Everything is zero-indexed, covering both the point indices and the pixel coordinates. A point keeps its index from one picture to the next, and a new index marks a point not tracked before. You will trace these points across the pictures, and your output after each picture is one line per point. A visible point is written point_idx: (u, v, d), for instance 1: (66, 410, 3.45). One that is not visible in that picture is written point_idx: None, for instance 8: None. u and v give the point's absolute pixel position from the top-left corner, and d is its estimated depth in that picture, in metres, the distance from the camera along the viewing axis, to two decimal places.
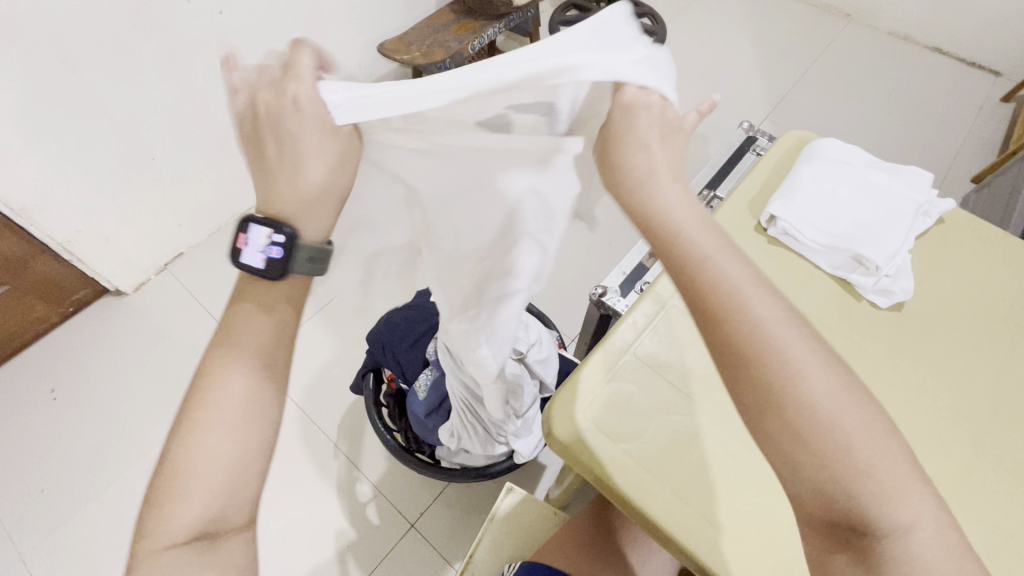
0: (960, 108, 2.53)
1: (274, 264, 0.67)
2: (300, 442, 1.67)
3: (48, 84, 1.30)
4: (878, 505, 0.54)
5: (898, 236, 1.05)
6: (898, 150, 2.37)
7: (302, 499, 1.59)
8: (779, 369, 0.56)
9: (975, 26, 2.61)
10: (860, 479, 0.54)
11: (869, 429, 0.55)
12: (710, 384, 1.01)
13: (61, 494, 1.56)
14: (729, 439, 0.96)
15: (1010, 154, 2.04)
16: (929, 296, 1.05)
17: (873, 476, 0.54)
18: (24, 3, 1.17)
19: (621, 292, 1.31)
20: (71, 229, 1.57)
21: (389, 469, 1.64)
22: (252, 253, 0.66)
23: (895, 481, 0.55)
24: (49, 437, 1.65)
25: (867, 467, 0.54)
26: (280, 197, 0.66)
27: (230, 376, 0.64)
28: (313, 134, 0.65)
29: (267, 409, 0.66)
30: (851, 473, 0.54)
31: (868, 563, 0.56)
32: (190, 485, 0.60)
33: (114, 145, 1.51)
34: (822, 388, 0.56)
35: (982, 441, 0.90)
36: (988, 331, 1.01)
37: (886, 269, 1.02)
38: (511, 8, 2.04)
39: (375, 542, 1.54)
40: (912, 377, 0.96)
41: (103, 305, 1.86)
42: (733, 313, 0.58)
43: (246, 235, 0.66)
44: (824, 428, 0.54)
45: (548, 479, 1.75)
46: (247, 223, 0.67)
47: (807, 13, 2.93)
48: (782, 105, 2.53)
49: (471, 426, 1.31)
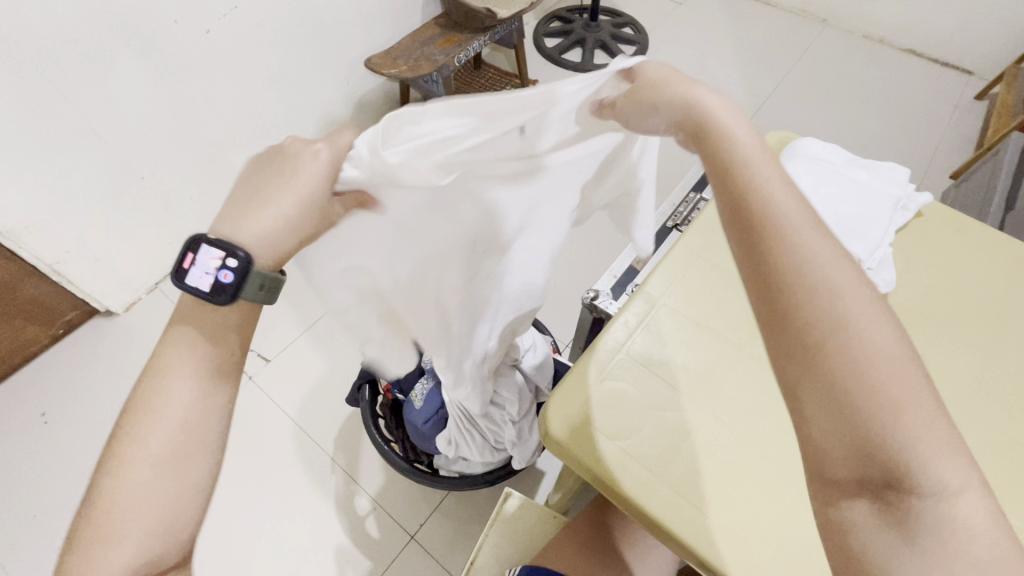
0: (934, 108, 2.42)
1: (222, 293, 0.52)
2: (296, 456, 1.58)
3: (35, 103, 1.20)
4: (919, 465, 0.44)
5: (883, 231, 0.94)
6: (917, 152, 2.26)
7: (300, 514, 1.49)
8: (830, 307, 0.46)
9: (947, 26, 2.49)
10: (908, 440, 0.44)
11: (910, 393, 0.44)
12: (707, 377, 0.85)
13: (54, 519, 1.47)
14: (729, 430, 0.80)
15: (988, 149, 1.98)
16: (921, 285, 0.96)
17: (931, 449, 0.44)
18: (9, 17, 1.08)
19: (614, 295, 1.18)
20: (61, 251, 1.47)
21: (388, 480, 1.55)
22: (199, 275, 0.52)
23: (954, 458, 0.44)
24: (33, 476, 1.53)
25: (925, 437, 0.43)
26: (256, 224, 0.54)
27: (172, 392, 0.52)
28: (300, 181, 0.54)
29: (213, 432, 0.53)
30: (892, 433, 0.44)
31: (898, 526, 0.44)
32: (121, 522, 0.48)
33: (104, 163, 1.40)
34: (882, 339, 0.45)
35: (989, 427, 0.81)
36: (994, 318, 0.91)
37: (868, 262, 0.91)
38: (495, 21, 1.96)
39: (377, 554, 1.46)
40: (941, 365, 0.87)
41: (93, 326, 1.76)
42: (785, 244, 0.48)
43: (195, 255, 0.52)
44: (878, 386, 0.44)
45: (549, 485, 1.48)
46: (198, 241, 0.53)
47: (782, 18, 2.80)
48: (766, 108, 2.40)
49: (470, 436, 1.16)
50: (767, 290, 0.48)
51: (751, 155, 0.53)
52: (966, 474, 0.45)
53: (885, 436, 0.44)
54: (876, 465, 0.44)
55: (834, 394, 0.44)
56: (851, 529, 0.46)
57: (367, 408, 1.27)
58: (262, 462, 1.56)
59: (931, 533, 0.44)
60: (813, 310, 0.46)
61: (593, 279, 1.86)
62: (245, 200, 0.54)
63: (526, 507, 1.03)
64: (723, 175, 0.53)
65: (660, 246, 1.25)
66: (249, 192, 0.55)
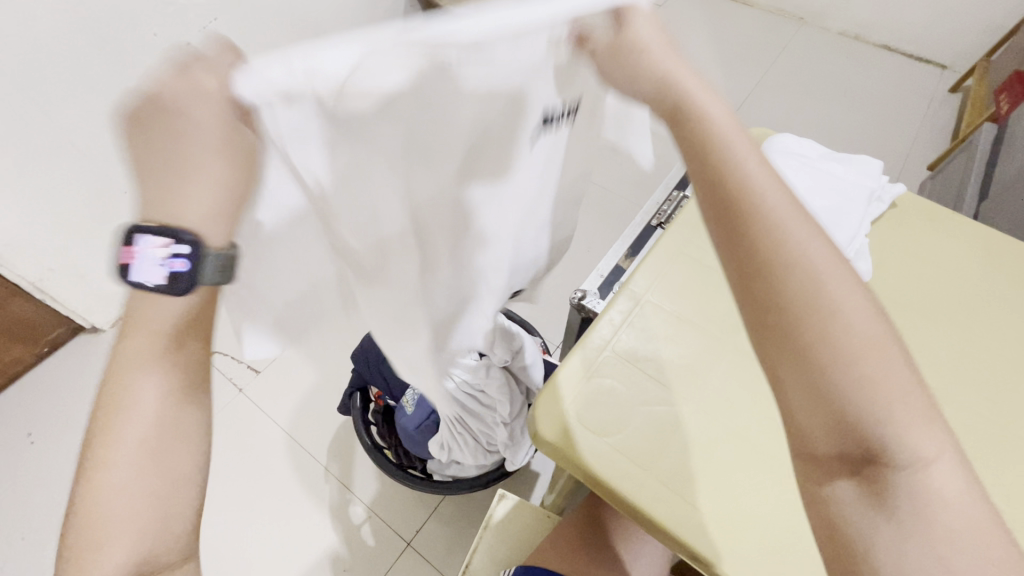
0: (910, 102, 2.47)
1: (180, 283, 0.45)
2: (289, 467, 1.57)
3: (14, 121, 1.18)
4: (897, 439, 0.45)
5: (858, 222, 0.96)
6: (896, 146, 2.30)
7: (295, 525, 1.48)
8: (811, 288, 0.46)
9: (920, 21, 2.54)
10: (884, 415, 0.45)
11: (889, 367, 0.46)
12: (693, 367, 0.87)
13: (43, 540, 1.45)
14: (719, 419, 0.82)
15: (963, 140, 2.03)
16: (905, 274, 0.98)
17: (903, 418, 0.45)
18: None
19: (602, 294, 1.18)
20: (44, 268, 1.45)
21: (382, 488, 1.55)
22: (147, 271, 0.45)
23: (928, 426, 0.46)
24: (21, 497, 1.50)
25: (897, 405, 0.46)
26: (183, 201, 0.44)
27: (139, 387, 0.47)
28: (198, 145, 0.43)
29: (190, 433, 0.50)
30: (874, 408, 0.45)
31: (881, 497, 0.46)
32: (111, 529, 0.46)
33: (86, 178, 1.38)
34: (858, 316, 0.46)
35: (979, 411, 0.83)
36: (970, 302, 0.94)
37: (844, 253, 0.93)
38: None
39: (373, 562, 1.45)
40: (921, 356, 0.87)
41: (79, 343, 1.74)
42: (762, 228, 0.47)
43: (134, 247, 0.44)
44: (854, 366, 0.45)
45: (544, 486, 1.49)
46: (135, 231, 0.44)
47: (760, 17, 2.84)
48: (748, 107, 2.43)
49: (461, 438, 1.16)
50: (751, 276, 0.47)
51: (729, 134, 0.50)
52: (945, 444, 0.47)
53: (867, 409, 0.45)
54: (856, 440, 0.46)
55: (818, 373, 0.45)
56: (836, 501, 0.48)
57: (359, 414, 1.30)
58: (255, 474, 1.55)
59: (907, 497, 0.46)
60: (798, 293, 0.46)
61: (581, 280, 1.87)
62: (157, 172, 0.43)
63: (519, 509, 1.03)
64: (699, 157, 0.49)
65: (646, 244, 1.26)
66: (150, 165, 0.43)
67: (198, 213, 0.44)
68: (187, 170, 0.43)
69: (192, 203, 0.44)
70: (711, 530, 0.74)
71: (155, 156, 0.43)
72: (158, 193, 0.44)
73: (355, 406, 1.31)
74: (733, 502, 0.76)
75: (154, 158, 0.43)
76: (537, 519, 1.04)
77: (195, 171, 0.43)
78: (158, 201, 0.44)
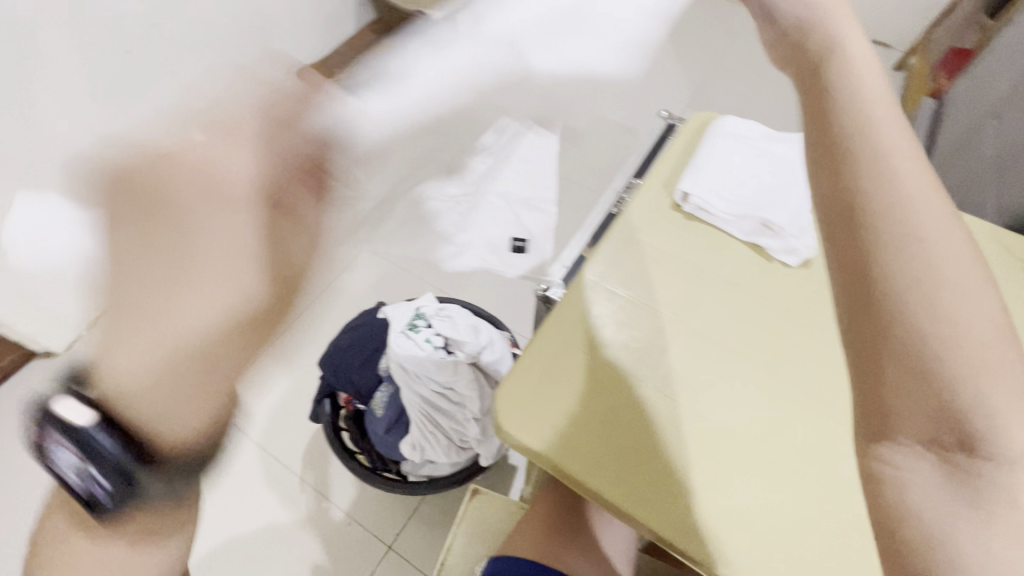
0: None
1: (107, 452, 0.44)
2: (263, 479, 1.53)
3: None
4: (987, 429, 0.47)
5: (800, 200, 1.04)
6: None
7: (272, 538, 1.46)
8: (926, 278, 0.51)
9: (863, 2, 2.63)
10: (977, 405, 0.47)
11: (1004, 363, 0.48)
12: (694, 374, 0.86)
13: None
14: (728, 424, 0.83)
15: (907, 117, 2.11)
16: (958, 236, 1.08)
17: (999, 410, 0.47)
18: None
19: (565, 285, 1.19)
20: None
21: (360, 494, 1.53)
22: (66, 412, 0.44)
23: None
24: None
25: (1001, 389, 0.48)
26: (130, 367, 0.40)
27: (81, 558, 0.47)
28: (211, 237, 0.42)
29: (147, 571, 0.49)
30: (970, 393, 0.48)
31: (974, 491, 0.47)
32: None
33: None
34: (964, 291, 0.51)
35: None
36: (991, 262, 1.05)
37: (791, 230, 1.00)
38: None
39: (355, 569, 1.44)
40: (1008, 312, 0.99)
41: (31, 369, 1.66)
42: (882, 215, 0.54)
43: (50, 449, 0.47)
44: (951, 355, 0.48)
45: (522, 479, 1.50)
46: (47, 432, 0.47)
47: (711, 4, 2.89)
48: (704, 93, 2.48)
49: (432, 435, 1.17)
50: (857, 250, 0.54)
51: (883, 136, 0.58)
52: None
53: (946, 371, 0.48)
54: (951, 425, 0.48)
55: (917, 354, 0.49)
56: (905, 485, 0.50)
57: (330, 422, 1.25)
58: (228, 491, 1.51)
59: (991, 493, 0.46)
60: (888, 252, 0.53)
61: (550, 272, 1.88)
62: (126, 339, 0.40)
63: (488, 501, 1.04)
64: (830, 156, 0.59)
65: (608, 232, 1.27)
66: (127, 315, 0.40)
67: (158, 377, 0.40)
68: (157, 331, 0.39)
69: (163, 367, 0.40)
70: (712, 534, 0.75)
71: (145, 305, 0.40)
72: (119, 354, 0.40)
73: (324, 413, 1.27)
74: (727, 497, 0.77)
75: (123, 315, 0.40)
76: (507, 509, 1.05)
77: (176, 330, 0.39)
78: (118, 355, 0.40)
